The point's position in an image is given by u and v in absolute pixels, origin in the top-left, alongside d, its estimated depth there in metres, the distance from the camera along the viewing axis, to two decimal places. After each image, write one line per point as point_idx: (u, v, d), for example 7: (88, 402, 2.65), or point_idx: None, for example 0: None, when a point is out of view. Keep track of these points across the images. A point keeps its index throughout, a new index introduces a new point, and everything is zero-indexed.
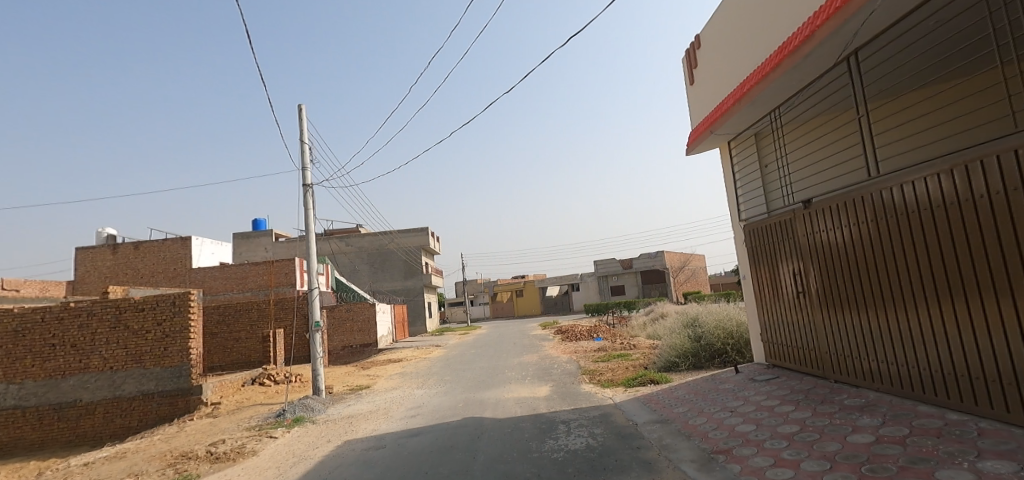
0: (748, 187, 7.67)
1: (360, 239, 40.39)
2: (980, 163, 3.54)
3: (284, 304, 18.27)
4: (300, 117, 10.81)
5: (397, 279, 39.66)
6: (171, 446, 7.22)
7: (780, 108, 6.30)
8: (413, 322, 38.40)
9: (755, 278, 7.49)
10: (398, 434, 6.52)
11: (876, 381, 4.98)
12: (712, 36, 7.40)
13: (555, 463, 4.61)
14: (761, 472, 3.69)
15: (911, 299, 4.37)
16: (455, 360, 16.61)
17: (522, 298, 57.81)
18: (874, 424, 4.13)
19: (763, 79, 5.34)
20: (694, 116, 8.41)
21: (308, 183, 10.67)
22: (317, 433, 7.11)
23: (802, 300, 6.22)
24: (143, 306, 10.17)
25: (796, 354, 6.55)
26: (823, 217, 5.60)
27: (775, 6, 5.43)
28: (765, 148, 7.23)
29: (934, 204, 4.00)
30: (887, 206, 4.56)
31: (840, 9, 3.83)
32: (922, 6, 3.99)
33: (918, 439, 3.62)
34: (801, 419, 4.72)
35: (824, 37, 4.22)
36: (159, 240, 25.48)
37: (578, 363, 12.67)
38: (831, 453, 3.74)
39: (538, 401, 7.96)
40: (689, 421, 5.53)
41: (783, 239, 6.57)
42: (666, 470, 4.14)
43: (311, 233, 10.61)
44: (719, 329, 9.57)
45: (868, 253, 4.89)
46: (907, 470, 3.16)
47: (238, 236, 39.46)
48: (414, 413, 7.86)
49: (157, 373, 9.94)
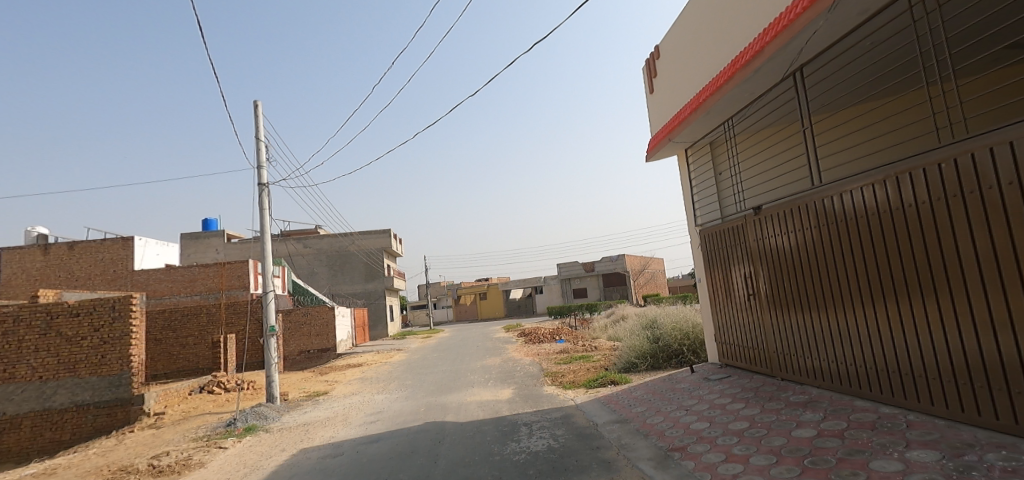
0: (703, 192, 7.97)
1: (319, 241, 39.25)
2: (908, 176, 3.84)
3: (236, 308, 17.49)
4: (256, 114, 10.41)
5: (357, 282, 38.78)
6: (108, 460, 6.77)
7: (732, 119, 6.60)
8: (373, 325, 37.64)
9: (709, 281, 7.78)
10: (356, 441, 6.36)
11: (818, 378, 5.29)
12: (670, 47, 7.68)
13: (516, 466, 4.63)
14: (714, 468, 3.84)
15: (849, 301, 4.69)
16: (416, 363, 16.37)
17: (486, 301, 57.68)
18: (816, 419, 4.38)
19: (716, 90, 5.58)
20: (653, 123, 8.68)
21: (264, 183, 10.29)
22: (271, 443, 6.85)
23: (752, 302, 6.52)
24: (78, 311, 9.51)
25: (747, 353, 6.86)
26: (771, 224, 5.90)
27: (729, 21, 5.71)
28: (720, 156, 7.56)
29: (869, 212, 4.31)
30: (827, 213, 4.87)
31: (786, 26, 4.07)
32: (860, 28, 4.30)
33: (855, 432, 3.87)
34: (750, 415, 4.94)
35: (773, 53, 4.47)
36: (97, 239, 23.86)
37: (541, 365, 12.77)
38: (777, 448, 3.93)
39: (500, 404, 7.97)
40: (647, 420, 5.68)
41: (735, 244, 6.87)
42: (625, 469, 4.24)
43: (266, 234, 10.20)
44: (676, 330, 9.89)
45: (811, 258, 5.20)
46: (845, 462, 3.37)
47: (187, 236, 37.52)
48: (374, 419, 7.69)
49: (93, 383, 9.31)
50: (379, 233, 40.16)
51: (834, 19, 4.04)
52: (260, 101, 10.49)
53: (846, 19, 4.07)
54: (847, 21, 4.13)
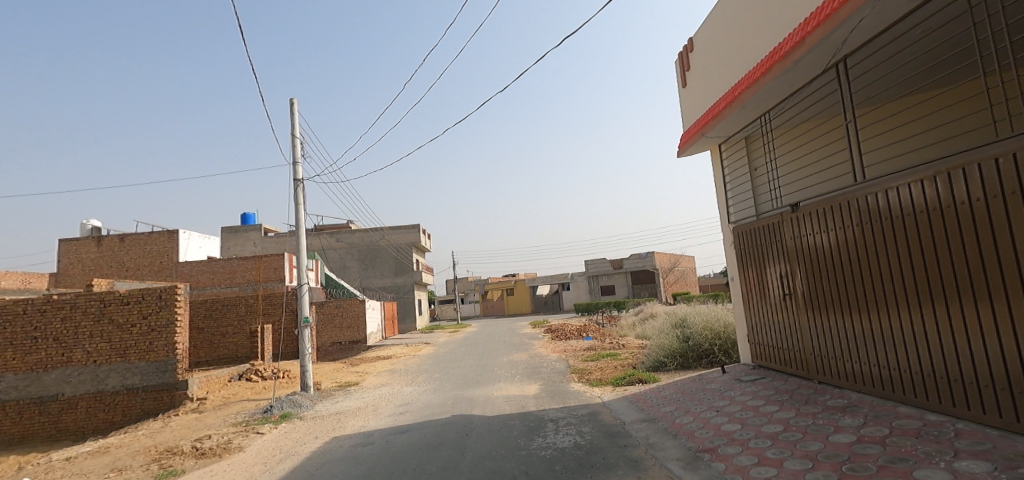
0: (737, 188, 7.76)
1: (350, 236, 40.12)
2: (962, 171, 3.63)
3: (272, 299, 18.10)
4: (292, 111, 10.71)
5: (387, 276, 39.52)
6: (155, 441, 7.14)
7: (770, 113, 6.39)
8: (402, 319, 38.36)
9: (743, 279, 7.58)
10: (386, 431, 6.50)
11: (857, 382, 5.10)
12: (705, 39, 7.49)
13: (542, 461, 4.64)
14: (745, 471, 3.75)
15: (894, 302, 4.49)
16: (444, 357, 16.58)
17: (513, 297, 57.92)
18: (856, 424, 4.22)
19: (753, 83, 5.41)
20: (686, 118, 8.49)
21: (299, 179, 10.58)
22: (305, 430, 7.07)
23: (788, 302, 6.33)
24: (128, 299, 10.04)
25: (782, 355, 6.66)
26: (809, 221, 5.70)
27: (768, 11, 5.52)
28: (755, 151, 7.33)
29: (917, 210, 4.10)
30: (872, 211, 4.66)
31: (829, 15, 3.91)
32: (909, 15, 4.08)
33: (897, 439, 3.70)
34: (785, 418, 4.80)
35: (815, 43, 4.30)
36: (145, 232, 25.11)
37: (567, 361, 12.74)
38: (813, 453, 3.81)
39: (527, 399, 8.00)
40: (676, 419, 5.60)
41: (770, 242, 6.67)
42: (653, 469, 4.20)
43: (301, 228, 10.49)
44: (707, 330, 9.68)
45: (853, 257, 4.99)
46: (886, 469, 3.24)
47: (227, 230, 39.05)
48: (403, 411, 7.85)
49: (142, 368, 9.82)
50: (408, 228, 40.76)
51: (881, 7, 3.85)
52: (295, 99, 10.78)
53: (893, 7, 3.88)
54: (895, 9, 3.93)
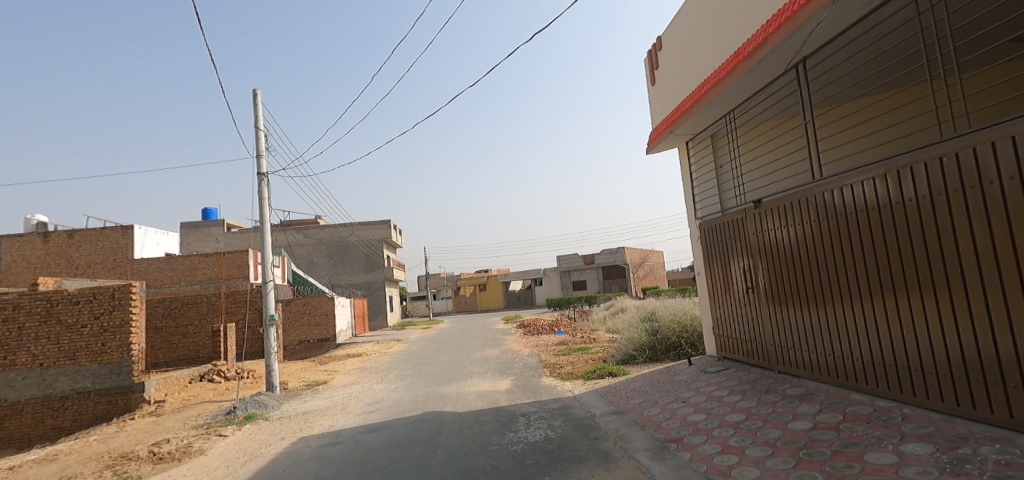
0: (703, 185, 7.96)
1: (319, 232, 39.29)
2: (910, 170, 3.83)
3: (236, 297, 17.50)
4: (255, 102, 10.35)
5: (358, 272, 38.85)
6: (109, 446, 6.83)
7: (734, 111, 6.57)
8: (374, 316, 37.80)
9: (708, 274, 7.79)
10: (356, 430, 6.40)
11: (814, 371, 5.34)
12: (673, 38, 7.63)
13: (513, 456, 4.66)
14: (709, 459, 3.87)
15: (848, 295, 4.71)
16: (416, 354, 16.44)
17: (486, 292, 57.89)
18: (812, 411, 4.41)
19: (719, 82, 5.55)
20: (655, 115, 8.63)
21: (263, 172, 10.25)
22: (271, 431, 6.90)
23: (751, 295, 6.54)
24: (78, 299, 9.53)
25: (744, 347, 6.90)
26: (770, 217, 5.90)
27: (734, 12, 5.66)
28: (721, 148, 7.53)
29: (869, 207, 4.30)
30: (828, 207, 4.86)
31: (789, 17, 4.05)
32: (863, 20, 4.26)
33: (850, 425, 3.89)
34: (747, 407, 4.97)
35: (776, 45, 4.46)
36: (97, 228, 23.87)
37: (539, 356, 12.84)
38: (773, 440, 3.96)
39: (498, 394, 8.02)
40: (644, 411, 5.72)
41: (734, 238, 6.88)
42: (621, 460, 4.28)
43: (266, 223, 10.17)
44: (675, 323, 9.91)
45: (811, 252, 5.19)
46: (840, 454, 3.40)
47: (187, 226, 37.52)
48: (373, 409, 7.74)
49: (94, 371, 9.36)
50: (378, 224, 40.09)
51: (837, 11, 4.02)
52: (259, 90, 10.41)
53: (848, 11, 4.06)
54: (849, 14, 4.12)
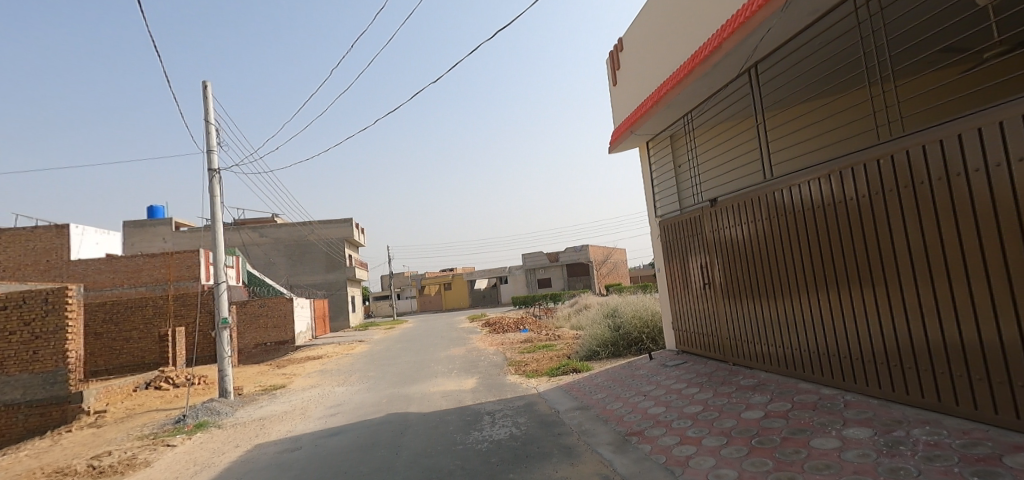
0: (663, 184, 8.17)
1: (276, 230, 37.91)
2: (851, 171, 4.06)
3: (185, 300, 16.67)
4: (205, 94, 9.86)
5: (318, 272, 37.73)
6: (42, 462, 6.37)
7: (692, 113, 6.79)
8: (335, 316, 36.80)
9: (668, 270, 8.01)
10: (316, 434, 6.22)
11: (766, 362, 5.59)
12: (633, 40, 7.79)
13: (478, 455, 4.65)
14: (669, 450, 3.99)
15: (797, 289, 4.94)
16: (379, 354, 16.13)
17: (451, 291, 57.48)
18: (764, 401, 4.61)
19: (677, 85, 5.73)
20: (617, 115, 8.79)
21: (214, 168, 9.79)
22: (224, 439, 6.61)
23: (708, 290, 6.77)
24: (7, 304, 8.84)
25: (701, 340, 7.15)
26: (725, 216, 6.12)
27: (691, 16, 5.85)
28: (680, 149, 7.74)
29: (815, 206, 4.53)
30: (779, 206, 5.09)
31: (743, 23, 4.22)
32: (808, 28, 4.49)
33: (798, 412, 4.09)
34: (704, 399, 5.15)
35: (729, 49, 4.65)
36: (27, 227, 22.18)
37: (505, 354, 12.85)
38: (728, 429, 4.12)
39: (463, 394, 7.97)
40: (607, 406, 5.83)
41: (691, 235, 7.10)
42: (585, 454, 4.35)
43: (218, 222, 9.72)
44: (636, 319, 10.15)
45: (764, 249, 5.41)
46: (788, 441, 3.58)
47: (130, 225, 35.45)
48: (334, 412, 7.55)
49: (25, 381, 8.70)
50: (339, 222, 39.11)
51: (786, 19, 4.22)
52: (209, 82, 9.91)
53: (794, 20, 4.27)
54: (797, 21, 4.31)
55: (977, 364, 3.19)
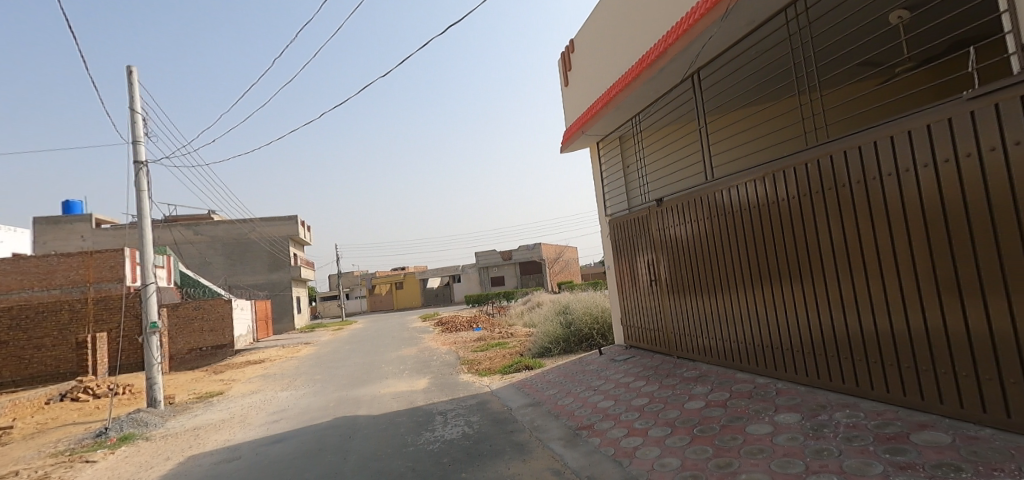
0: (612, 184, 8.37)
1: (212, 228, 35.68)
2: (782, 174, 4.34)
3: (107, 303, 15.37)
4: (130, 81, 9.12)
5: (259, 272, 35.89)
6: None
7: (640, 115, 7.01)
8: (279, 319, 35.10)
9: (617, 268, 8.22)
10: (257, 442, 5.92)
11: (708, 355, 5.87)
12: (585, 41, 7.92)
13: (430, 455, 4.59)
14: (617, 442, 4.10)
15: (736, 284, 5.24)
16: (327, 357, 15.58)
17: (402, 291, 56.40)
18: (705, 391, 4.84)
19: (626, 88, 5.90)
20: (569, 115, 8.92)
21: (141, 160, 9.08)
22: (153, 451, 6.15)
23: (655, 287, 7.03)
24: None
25: (648, 335, 7.42)
26: (670, 215, 6.37)
27: (640, 20, 6.05)
28: (628, 150, 7.97)
29: (752, 206, 4.81)
30: (719, 206, 5.36)
31: (687, 29, 4.40)
32: (745, 38, 4.74)
33: (736, 401, 4.33)
34: (651, 391, 5.34)
35: (674, 55, 4.84)
36: None
37: (458, 353, 12.76)
38: (672, 420, 4.29)
39: (415, 394, 7.83)
40: (558, 401, 5.92)
41: (639, 234, 7.34)
42: (537, 450, 4.39)
43: (145, 218, 9.03)
44: (587, 315, 10.37)
45: (705, 247, 5.69)
46: (727, 428, 3.77)
47: (42, 221, 32.28)
48: (277, 418, 7.21)
49: None
50: (283, 220, 37.39)
51: (726, 28, 4.43)
52: (134, 67, 9.17)
53: (733, 30, 4.50)
54: (735, 31, 4.55)
55: (890, 351, 3.49)
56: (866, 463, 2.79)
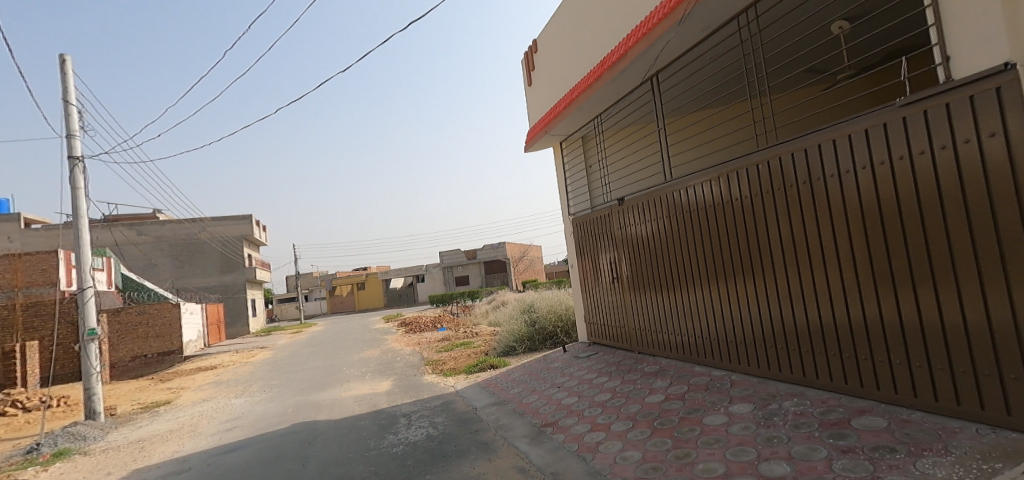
0: (575, 184, 8.47)
1: (158, 228, 33.84)
2: (736, 174, 4.53)
3: (39, 309, 14.30)
4: (64, 70, 8.51)
5: (211, 274, 34.26)
6: None
7: (602, 116, 7.13)
8: (232, 323, 33.59)
9: (580, 266, 8.33)
10: (208, 453, 5.65)
11: (668, 349, 6.05)
12: (548, 41, 7.99)
13: (393, 458, 4.51)
14: (581, 438, 4.16)
15: (693, 280, 5.42)
16: (284, 361, 15.05)
17: (364, 291, 55.22)
18: (665, 385, 4.98)
19: (588, 88, 5.98)
20: (532, 115, 8.98)
21: (77, 156, 8.49)
22: (92, 467, 5.77)
23: (616, 284, 7.17)
24: None
25: (610, 332, 7.57)
26: (631, 214, 6.52)
27: (602, 22, 6.17)
28: (591, 150, 8.09)
29: (708, 204, 5.00)
30: (677, 205, 5.53)
31: (646, 32, 4.51)
32: (701, 43, 4.91)
33: (693, 394, 4.47)
34: (613, 387, 5.45)
35: (634, 58, 4.96)
36: None
37: (422, 354, 12.61)
38: (634, 414, 4.39)
39: (378, 397, 7.69)
40: (523, 399, 5.96)
41: (601, 233, 7.47)
42: (502, 448, 4.40)
43: (82, 218, 8.44)
44: (552, 313, 10.47)
45: (665, 245, 5.86)
46: (685, 420, 3.90)
47: None
48: (230, 426, 6.91)
49: None
50: (238, 219, 36.06)
51: (683, 33, 4.58)
52: (68, 55, 8.55)
53: (689, 35, 4.66)
54: (691, 37, 4.72)
55: (833, 342, 3.71)
56: (811, 448, 2.95)
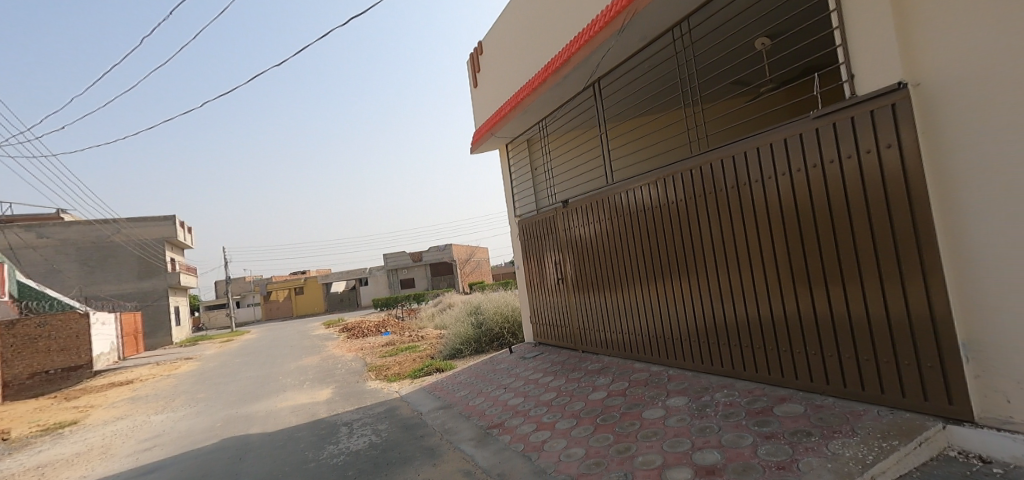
0: (521, 185, 8.54)
1: (63, 229, 30.73)
2: (671, 178, 4.75)
3: None
4: None
5: (127, 280, 31.41)
6: None
7: (547, 119, 7.25)
8: (152, 333, 30.92)
9: (526, 267, 8.41)
10: (123, 475, 5.17)
11: (610, 347, 6.23)
12: (493, 43, 8.02)
13: (333, 469, 4.34)
14: (527, 438, 4.20)
15: (634, 280, 5.62)
16: (213, 372, 14.08)
17: (303, 296, 52.76)
18: (608, 382, 5.13)
19: (533, 92, 6.06)
20: (478, 116, 8.97)
21: None
22: None
23: (561, 285, 7.30)
24: None
25: (555, 332, 7.69)
26: (575, 216, 6.67)
27: (546, 27, 6.29)
28: (536, 153, 8.20)
29: (646, 207, 5.21)
30: (618, 207, 5.71)
31: (589, 39, 4.62)
32: (639, 52, 5.12)
33: (634, 389, 4.64)
34: (558, 385, 5.54)
35: (577, 63, 5.08)
36: None
37: (365, 359, 12.22)
38: (578, 411, 4.49)
39: (317, 406, 7.37)
40: (469, 402, 5.93)
41: (547, 234, 7.58)
42: (447, 452, 4.36)
43: None
44: (498, 314, 10.50)
45: (607, 246, 6.04)
46: (626, 415, 4.04)
47: None
48: (149, 446, 6.36)
49: None
50: (159, 221, 33.33)
51: (623, 42, 4.76)
52: None
53: (628, 44, 4.84)
54: (630, 46, 4.91)
55: (758, 336, 3.98)
56: (739, 436, 3.14)
